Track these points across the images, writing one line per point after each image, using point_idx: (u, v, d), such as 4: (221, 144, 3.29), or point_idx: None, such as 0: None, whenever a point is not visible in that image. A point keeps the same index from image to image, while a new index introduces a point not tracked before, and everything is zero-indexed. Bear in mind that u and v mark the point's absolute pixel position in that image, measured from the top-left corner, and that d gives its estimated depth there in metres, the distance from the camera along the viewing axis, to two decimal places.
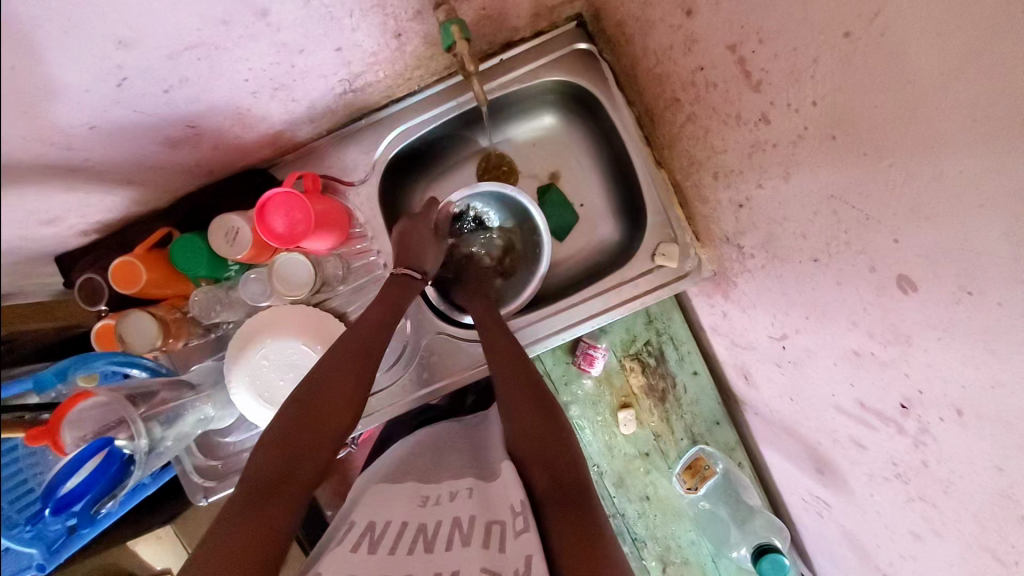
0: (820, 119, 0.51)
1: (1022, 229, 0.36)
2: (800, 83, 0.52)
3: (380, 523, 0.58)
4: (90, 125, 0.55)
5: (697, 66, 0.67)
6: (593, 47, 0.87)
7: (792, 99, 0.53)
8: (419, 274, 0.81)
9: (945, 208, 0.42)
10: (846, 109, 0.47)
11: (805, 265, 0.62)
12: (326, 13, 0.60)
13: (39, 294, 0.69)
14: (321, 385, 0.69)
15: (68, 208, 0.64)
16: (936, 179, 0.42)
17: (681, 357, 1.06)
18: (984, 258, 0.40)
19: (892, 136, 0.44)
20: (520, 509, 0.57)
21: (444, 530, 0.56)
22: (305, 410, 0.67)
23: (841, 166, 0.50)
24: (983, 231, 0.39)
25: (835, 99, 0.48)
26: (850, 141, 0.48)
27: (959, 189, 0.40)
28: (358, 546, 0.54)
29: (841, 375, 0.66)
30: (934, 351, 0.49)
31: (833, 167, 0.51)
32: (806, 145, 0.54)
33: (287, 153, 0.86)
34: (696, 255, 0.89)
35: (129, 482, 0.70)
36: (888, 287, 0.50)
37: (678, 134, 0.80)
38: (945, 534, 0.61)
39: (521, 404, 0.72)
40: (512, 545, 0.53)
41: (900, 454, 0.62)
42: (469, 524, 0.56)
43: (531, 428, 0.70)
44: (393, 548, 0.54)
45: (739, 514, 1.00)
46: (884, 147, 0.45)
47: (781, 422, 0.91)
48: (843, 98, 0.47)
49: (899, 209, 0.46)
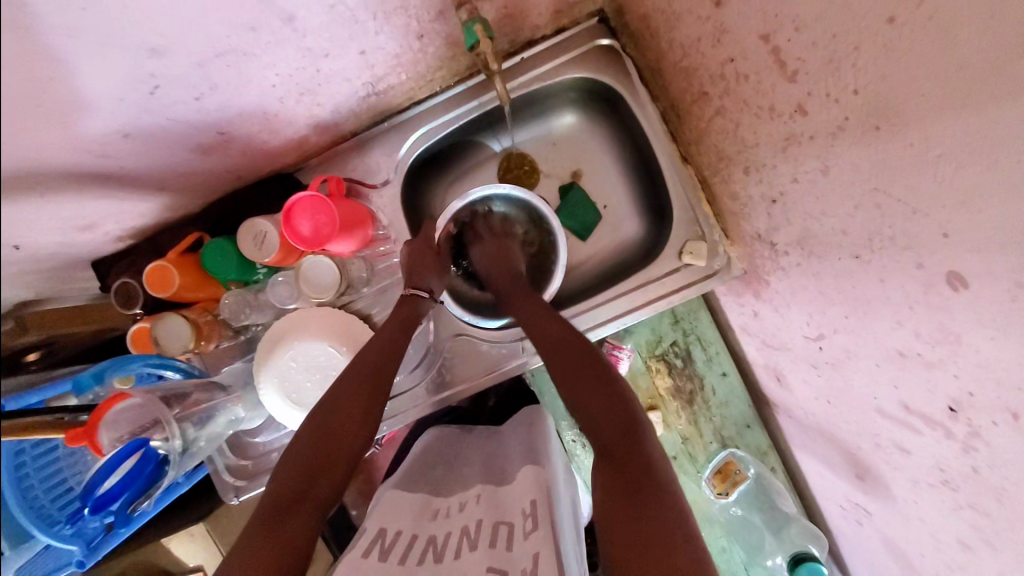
0: (861, 109, 0.48)
1: None
2: (839, 72, 0.49)
3: (391, 532, 0.59)
4: (123, 133, 0.57)
5: (727, 58, 0.65)
6: (615, 42, 0.85)
7: (831, 88, 0.51)
8: (428, 293, 0.81)
9: (998, 200, 0.39)
10: (889, 97, 0.45)
11: (844, 261, 0.59)
12: (350, 16, 0.61)
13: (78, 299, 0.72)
14: (334, 403, 0.70)
15: (101, 214, 0.66)
16: (990, 169, 0.39)
17: (708, 358, 1.04)
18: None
19: (940, 124, 0.41)
20: (532, 510, 0.57)
21: (453, 541, 0.57)
22: (319, 426, 0.68)
23: (884, 157, 0.48)
24: None
25: (878, 88, 0.46)
26: (895, 131, 0.46)
27: (1014, 178, 0.37)
28: (370, 553, 0.55)
29: (883, 377, 0.63)
30: (986, 351, 0.46)
31: (875, 158, 0.49)
32: (846, 137, 0.51)
33: (313, 158, 0.87)
34: (726, 253, 0.86)
35: (164, 482, 0.72)
36: (937, 285, 0.48)
37: (706, 129, 0.77)
38: (997, 544, 0.58)
39: (575, 381, 0.68)
40: (520, 546, 0.53)
41: (948, 459, 0.59)
42: (477, 528, 0.57)
43: (590, 407, 0.65)
44: (403, 558, 0.54)
45: (774, 521, 0.96)
46: (932, 137, 0.42)
47: (818, 427, 0.87)
48: (887, 86, 0.45)
49: (949, 201, 0.43)
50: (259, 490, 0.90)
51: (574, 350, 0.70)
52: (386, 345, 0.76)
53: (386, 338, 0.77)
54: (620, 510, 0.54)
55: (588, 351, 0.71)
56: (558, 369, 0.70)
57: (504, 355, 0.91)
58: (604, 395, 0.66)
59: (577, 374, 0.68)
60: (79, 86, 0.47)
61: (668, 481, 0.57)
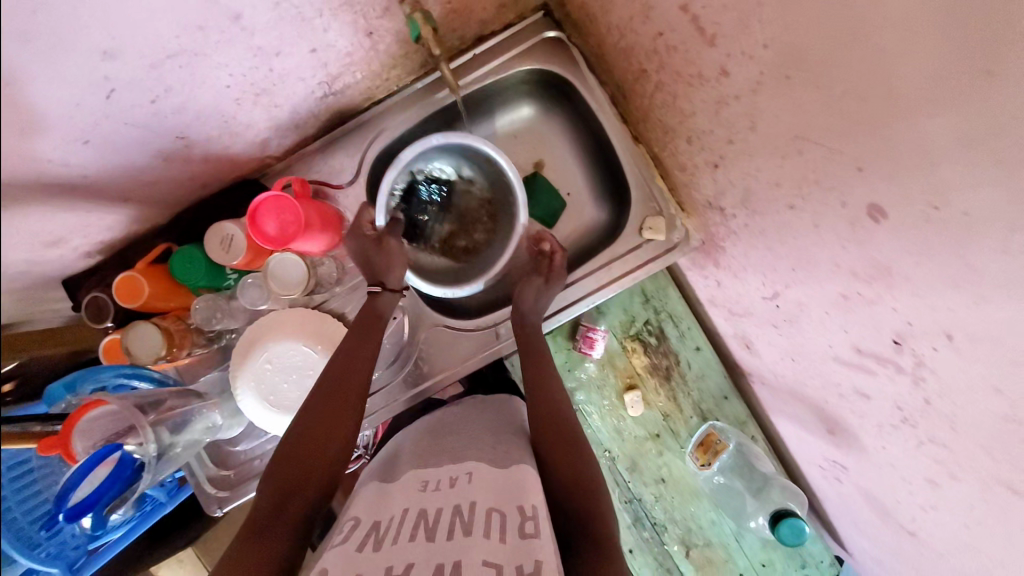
0: (773, 61, 0.52)
1: (975, 132, 0.37)
2: (749, 29, 0.53)
3: (384, 522, 0.55)
4: (85, 140, 0.58)
5: (657, 33, 0.69)
6: (561, 33, 0.89)
7: (745, 47, 0.55)
8: (377, 285, 0.81)
9: (899, 125, 0.42)
10: (795, 47, 0.49)
11: (783, 214, 0.63)
12: (297, 14, 0.63)
13: (51, 320, 0.73)
14: (316, 416, 0.69)
15: (67, 227, 0.67)
16: (888, 97, 0.42)
17: (681, 334, 1.06)
18: (944, 166, 0.40)
19: (836, 62, 0.45)
20: (532, 513, 0.55)
21: (444, 518, 0.54)
22: (301, 437, 0.67)
23: (799, 104, 0.51)
24: (937, 138, 0.40)
25: (783, 38, 0.50)
26: (803, 77, 0.49)
27: (910, 100, 0.40)
28: (363, 546, 0.52)
29: (835, 325, 0.66)
30: (913, 274, 0.48)
31: (793, 107, 0.52)
32: (766, 90, 0.55)
33: (277, 164, 0.89)
34: (683, 225, 0.90)
35: (141, 486, 0.70)
36: (862, 219, 0.50)
37: (649, 105, 0.81)
38: (963, 477, 0.57)
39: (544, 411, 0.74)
40: (517, 538, 0.51)
41: (905, 397, 0.59)
42: (470, 511, 0.55)
43: (566, 472, 0.67)
44: (396, 538, 0.52)
45: (755, 484, 0.97)
46: (832, 76, 0.46)
47: (788, 387, 0.90)
48: (790, 36, 0.49)
49: (862, 137, 0.46)
50: (243, 498, 0.90)
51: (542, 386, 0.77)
52: (356, 344, 0.77)
53: (355, 337, 0.78)
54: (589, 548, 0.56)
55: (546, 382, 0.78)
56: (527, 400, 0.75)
57: (481, 342, 0.93)
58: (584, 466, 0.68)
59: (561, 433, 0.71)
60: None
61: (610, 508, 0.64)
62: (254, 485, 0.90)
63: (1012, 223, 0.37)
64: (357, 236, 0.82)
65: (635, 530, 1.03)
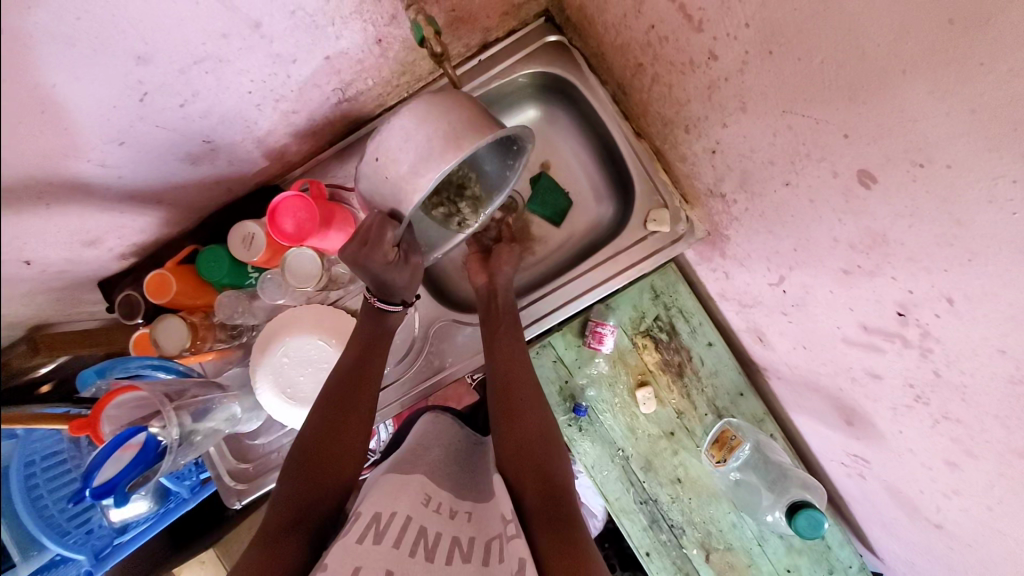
0: (755, 38, 0.57)
1: (942, 81, 0.41)
2: (731, 11, 0.59)
3: (385, 514, 0.56)
4: (120, 141, 0.64)
5: (649, 25, 0.74)
6: (562, 37, 0.94)
7: (729, 28, 0.60)
8: (403, 304, 0.85)
9: (874, 88, 0.47)
10: (773, 23, 0.54)
11: (780, 192, 0.67)
12: (312, 22, 0.69)
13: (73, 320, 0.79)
14: (325, 432, 0.70)
15: (102, 229, 0.72)
16: (861, 59, 0.47)
17: (692, 330, 0.97)
18: (923, 123, 0.44)
19: (813, 32, 0.50)
20: (511, 516, 0.59)
21: (444, 544, 0.55)
22: (311, 448, 0.69)
23: (783, 74, 0.56)
24: (911, 93, 0.44)
25: (761, 17, 0.55)
26: (783, 52, 0.55)
27: (882, 63, 0.45)
28: (364, 537, 0.53)
29: (840, 303, 0.65)
30: (907, 239, 0.51)
31: (778, 79, 0.57)
32: (752, 67, 0.60)
33: (296, 169, 0.95)
34: (687, 217, 0.92)
35: (162, 466, 0.73)
36: (853, 186, 0.55)
37: (648, 98, 0.86)
38: (979, 454, 0.56)
39: (525, 420, 0.74)
40: (508, 551, 0.54)
41: (913, 372, 0.59)
42: (468, 542, 0.57)
43: (524, 488, 0.66)
44: (398, 542, 0.53)
45: (770, 477, 0.91)
46: (811, 49, 0.51)
47: (804, 379, 0.84)
48: (768, 13, 0.54)
49: (841, 105, 0.51)
50: (259, 492, 0.93)
51: (529, 395, 0.76)
52: (363, 362, 0.78)
53: (359, 354, 0.79)
54: (571, 549, 0.57)
55: (533, 390, 0.77)
56: (507, 412, 0.75)
57: None
58: (547, 480, 0.67)
59: (530, 448, 0.71)
60: (66, 94, 0.54)
61: (574, 515, 0.63)
62: (273, 477, 0.93)
63: (995, 171, 0.40)
64: (372, 261, 0.75)
65: (653, 533, 0.96)
